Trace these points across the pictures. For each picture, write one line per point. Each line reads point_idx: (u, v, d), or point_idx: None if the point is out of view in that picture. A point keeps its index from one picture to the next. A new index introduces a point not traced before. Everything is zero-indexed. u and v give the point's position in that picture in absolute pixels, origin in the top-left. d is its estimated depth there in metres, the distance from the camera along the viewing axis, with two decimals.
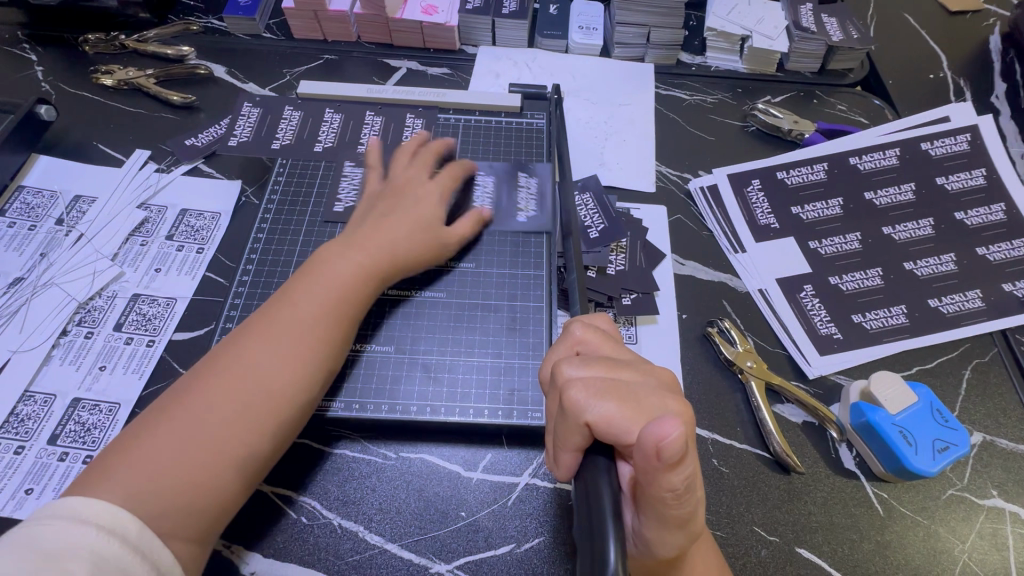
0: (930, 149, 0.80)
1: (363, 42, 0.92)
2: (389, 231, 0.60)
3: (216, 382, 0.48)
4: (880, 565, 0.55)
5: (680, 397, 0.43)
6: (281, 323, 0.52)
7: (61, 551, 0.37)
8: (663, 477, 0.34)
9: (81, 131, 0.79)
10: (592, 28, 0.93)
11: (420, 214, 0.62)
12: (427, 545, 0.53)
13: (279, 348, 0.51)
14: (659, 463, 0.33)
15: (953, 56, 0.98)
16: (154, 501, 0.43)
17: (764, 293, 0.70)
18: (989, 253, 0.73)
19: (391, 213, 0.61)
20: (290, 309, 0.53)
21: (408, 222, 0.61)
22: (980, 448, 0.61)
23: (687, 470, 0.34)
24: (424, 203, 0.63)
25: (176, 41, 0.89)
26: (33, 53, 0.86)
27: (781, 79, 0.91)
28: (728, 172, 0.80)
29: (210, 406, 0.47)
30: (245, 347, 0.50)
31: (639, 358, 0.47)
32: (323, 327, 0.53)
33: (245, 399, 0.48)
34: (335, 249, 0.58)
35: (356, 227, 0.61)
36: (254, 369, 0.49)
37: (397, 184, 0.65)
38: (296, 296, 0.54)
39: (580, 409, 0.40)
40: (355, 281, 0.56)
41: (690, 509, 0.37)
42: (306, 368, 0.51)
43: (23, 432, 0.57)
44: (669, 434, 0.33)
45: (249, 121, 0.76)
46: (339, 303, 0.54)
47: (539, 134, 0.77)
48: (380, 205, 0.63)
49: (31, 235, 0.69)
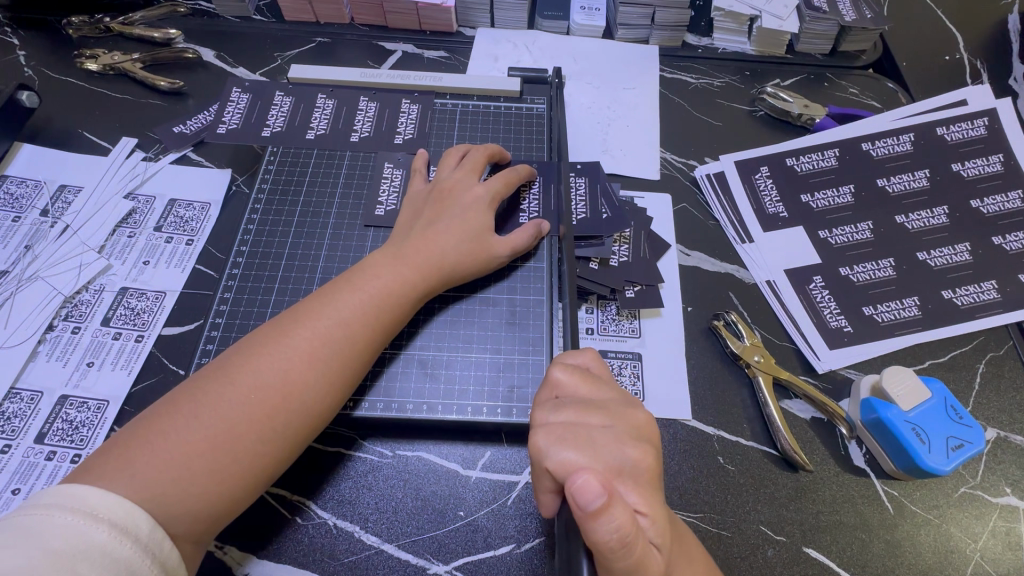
0: (946, 135, 0.77)
1: (356, 24, 0.88)
2: (438, 239, 0.57)
3: (244, 378, 0.47)
4: (890, 565, 0.53)
5: (643, 443, 0.42)
6: (319, 326, 0.50)
7: (48, 546, 0.36)
8: (588, 526, 0.34)
9: (66, 118, 0.76)
10: (595, 9, 0.89)
11: (473, 222, 0.59)
12: (424, 546, 0.52)
13: (314, 353, 0.49)
14: (579, 510, 0.34)
15: (969, 36, 0.94)
16: (157, 499, 0.41)
17: (772, 285, 0.68)
18: (1006, 242, 0.70)
19: (440, 220, 0.59)
20: (329, 313, 0.51)
21: (459, 229, 0.58)
22: (993, 445, 0.60)
23: (613, 520, 0.33)
24: (475, 208, 0.60)
25: (163, 24, 0.86)
26: (15, 37, 0.83)
27: (791, 61, 0.88)
28: (735, 159, 0.77)
29: (237, 402, 0.46)
30: (281, 345, 0.49)
31: (616, 397, 0.45)
32: (360, 337, 0.51)
33: (273, 402, 0.47)
34: (385, 256, 0.56)
35: (404, 234, 0.59)
36: (288, 372, 0.48)
37: (445, 186, 0.61)
38: (335, 299, 0.52)
39: (543, 456, 0.40)
40: (389, 289, 0.54)
41: (635, 560, 0.34)
42: (339, 378, 0.50)
43: (9, 430, 0.55)
44: (581, 481, 0.35)
45: (239, 107, 0.73)
46: (373, 312, 0.52)
47: (539, 119, 0.75)
48: (427, 211, 0.60)
49: (16, 227, 0.67)
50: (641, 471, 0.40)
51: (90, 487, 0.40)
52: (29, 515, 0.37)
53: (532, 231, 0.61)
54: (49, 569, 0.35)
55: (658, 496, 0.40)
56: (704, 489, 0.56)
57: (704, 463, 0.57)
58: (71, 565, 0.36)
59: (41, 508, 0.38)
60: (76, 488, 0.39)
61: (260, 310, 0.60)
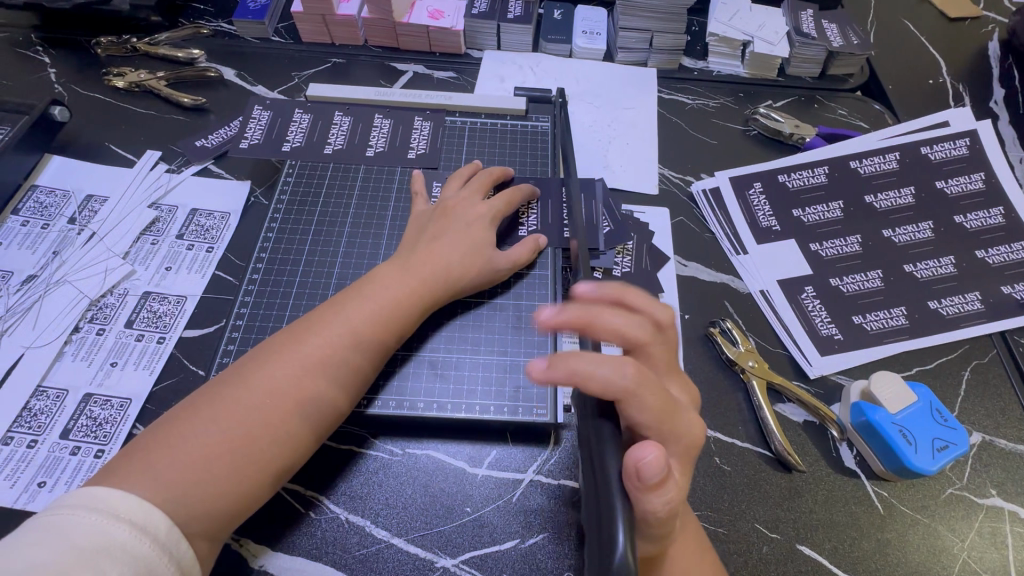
0: (930, 154, 0.81)
1: (370, 46, 0.93)
2: (443, 253, 0.60)
3: (259, 382, 0.50)
4: (880, 563, 0.55)
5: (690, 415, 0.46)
6: (329, 335, 0.53)
7: (73, 544, 0.38)
8: (643, 497, 0.37)
9: (94, 131, 0.80)
10: (596, 34, 0.94)
11: (475, 237, 0.63)
12: (432, 540, 0.54)
13: (324, 359, 0.52)
14: (640, 483, 0.36)
15: (951, 62, 0.99)
16: (179, 500, 0.44)
17: (765, 294, 0.71)
18: (988, 256, 0.73)
19: (443, 235, 0.62)
20: (339, 323, 0.54)
21: (462, 243, 0.62)
22: (979, 448, 0.62)
23: (665, 495, 0.37)
24: (478, 224, 0.63)
25: (186, 44, 0.91)
26: (46, 55, 0.88)
27: (782, 83, 0.93)
28: (729, 175, 0.81)
29: (253, 406, 0.49)
30: (293, 353, 0.52)
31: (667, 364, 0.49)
32: (369, 344, 0.54)
33: (287, 405, 0.49)
34: (391, 268, 0.59)
35: (411, 247, 0.62)
36: (300, 378, 0.51)
37: (449, 204, 0.65)
38: (345, 308, 0.55)
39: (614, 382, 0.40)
40: (398, 300, 0.57)
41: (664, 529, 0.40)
42: (348, 383, 0.53)
43: (35, 426, 0.58)
44: (650, 457, 0.36)
45: (260, 124, 0.77)
46: (381, 323, 0.55)
47: (544, 136, 0.79)
48: (432, 226, 0.63)
49: (44, 234, 0.70)
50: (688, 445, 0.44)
51: (110, 489, 0.42)
52: (54, 515, 0.40)
53: (531, 245, 0.65)
54: (75, 563, 0.37)
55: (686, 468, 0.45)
56: (701, 487, 0.58)
57: (701, 464, 0.60)
58: (93, 561, 0.38)
59: (66, 509, 0.40)
60: (100, 491, 0.42)
61: (278, 313, 0.63)
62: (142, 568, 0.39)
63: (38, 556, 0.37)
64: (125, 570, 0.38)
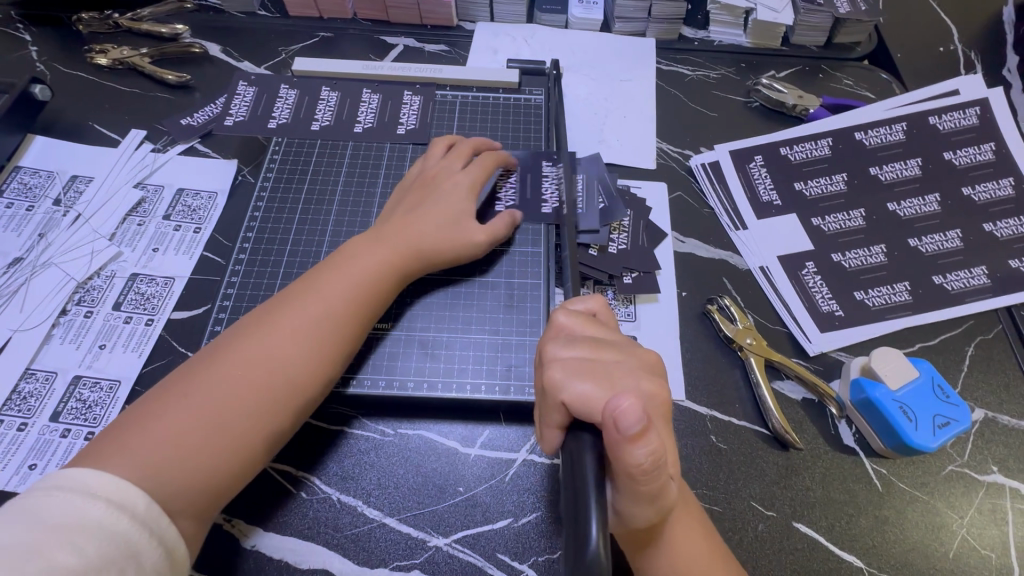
0: (938, 124, 0.78)
1: (359, 19, 0.90)
2: (419, 223, 0.59)
3: (236, 359, 0.49)
4: (878, 541, 0.55)
5: (654, 376, 0.45)
6: (305, 307, 0.52)
7: (45, 521, 0.38)
8: (625, 448, 0.37)
9: (77, 111, 0.78)
10: (592, 3, 0.91)
11: (452, 206, 0.61)
12: (425, 519, 0.54)
13: (300, 332, 0.51)
14: (619, 433, 0.37)
15: (962, 29, 0.95)
16: (162, 480, 0.43)
17: (765, 271, 0.70)
18: (996, 229, 0.71)
19: (421, 206, 0.60)
20: (315, 294, 0.53)
21: (439, 213, 0.60)
22: (981, 425, 0.61)
23: (648, 445, 0.37)
24: (454, 195, 0.62)
25: (170, 20, 0.88)
26: (27, 33, 0.85)
27: (786, 53, 0.89)
28: (730, 148, 0.78)
29: (228, 383, 0.48)
30: (267, 328, 0.51)
31: (624, 339, 0.48)
32: (344, 316, 0.53)
33: (263, 381, 0.49)
34: (368, 240, 0.58)
35: (388, 219, 0.61)
36: (275, 352, 0.50)
37: (428, 175, 0.64)
38: (319, 282, 0.54)
39: (558, 389, 0.43)
40: (374, 271, 0.56)
41: (659, 485, 0.39)
42: (326, 355, 0.52)
43: (25, 409, 0.57)
44: (625, 405, 0.37)
45: (245, 100, 0.75)
46: (359, 295, 0.54)
47: (537, 110, 0.76)
48: (410, 197, 0.62)
49: (29, 215, 0.69)
50: (655, 404, 0.43)
51: (86, 470, 0.41)
52: (28, 496, 0.39)
53: (507, 219, 0.63)
54: (50, 540, 0.37)
55: (668, 428, 0.44)
56: (697, 466, 0.57)
57: (697, 442, 0.59)
58: (69, 537, 0.37)
59: (41, 491, 0.39)
60: (75, 472, 0.41)
61: (266, 293, 0.62)
62: (121, 543, 0.39)
63: (10, 535, 0.37)
64: (103, 545, 0.38)
